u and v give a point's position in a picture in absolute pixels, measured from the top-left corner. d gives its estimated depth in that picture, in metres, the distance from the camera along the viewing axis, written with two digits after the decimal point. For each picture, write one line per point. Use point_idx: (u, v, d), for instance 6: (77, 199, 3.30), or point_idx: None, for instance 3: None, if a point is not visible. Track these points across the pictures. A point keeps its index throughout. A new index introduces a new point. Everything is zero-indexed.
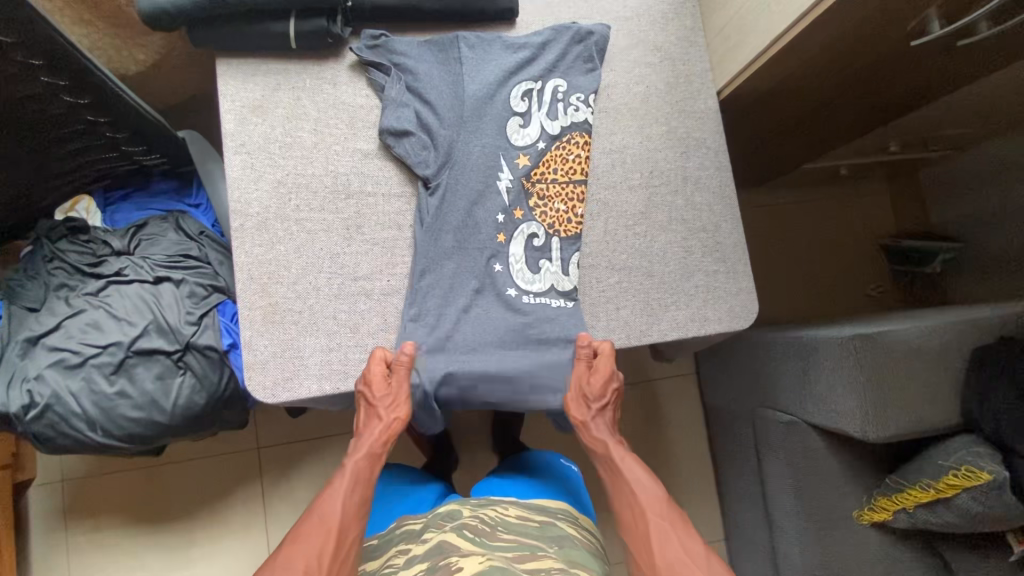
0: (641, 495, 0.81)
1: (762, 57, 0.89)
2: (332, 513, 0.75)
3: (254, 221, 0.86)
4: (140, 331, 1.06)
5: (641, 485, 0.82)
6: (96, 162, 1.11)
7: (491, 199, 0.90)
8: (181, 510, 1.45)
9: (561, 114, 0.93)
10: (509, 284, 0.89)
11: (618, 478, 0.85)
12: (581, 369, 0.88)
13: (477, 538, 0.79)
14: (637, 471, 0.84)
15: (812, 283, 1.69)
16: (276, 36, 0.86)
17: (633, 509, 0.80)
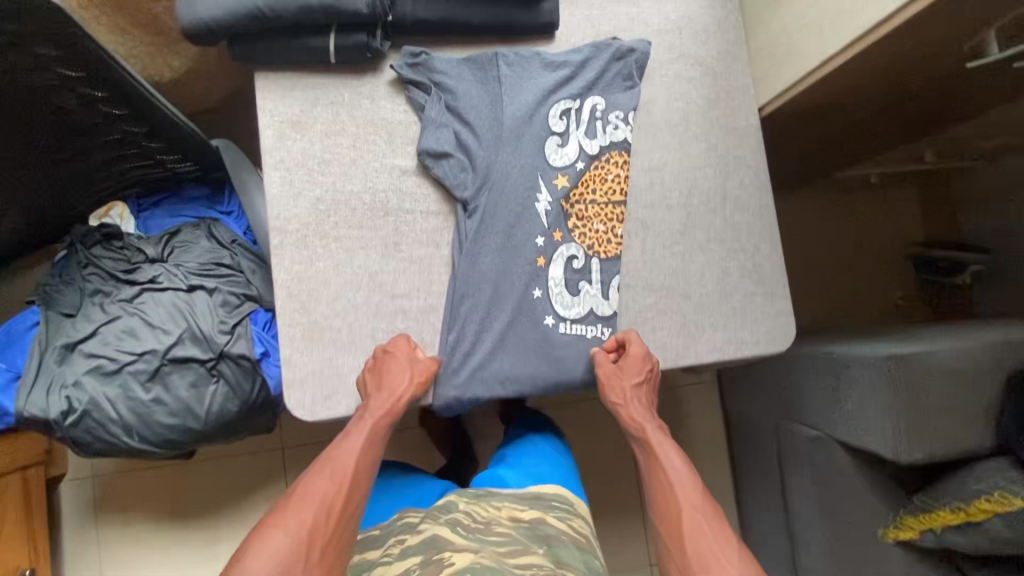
0: (677, 482, 0.80)
1: (807, 79, 0.87)
2: (341, 473, 0.75)
3: (293, 237, 0.86)
4: (174, 339, 1.08)
5: (677, 472, 0.82)
6: (132, 170, 1.12)
7: (529, 222, 0.90)
8: (209, 506, 1.48)
9: (600, 133, 0.93)
10: (548, 312, 0.89)
11: (654, 462, 0.84)
12: (609, 368, 0.87)
13: (471, 534, 0.81)
14: (675, 458, 0.83)
15: (839, 293, 1.66)
16: (316, 50, 0.85)
17: (669, 493, 0.80)
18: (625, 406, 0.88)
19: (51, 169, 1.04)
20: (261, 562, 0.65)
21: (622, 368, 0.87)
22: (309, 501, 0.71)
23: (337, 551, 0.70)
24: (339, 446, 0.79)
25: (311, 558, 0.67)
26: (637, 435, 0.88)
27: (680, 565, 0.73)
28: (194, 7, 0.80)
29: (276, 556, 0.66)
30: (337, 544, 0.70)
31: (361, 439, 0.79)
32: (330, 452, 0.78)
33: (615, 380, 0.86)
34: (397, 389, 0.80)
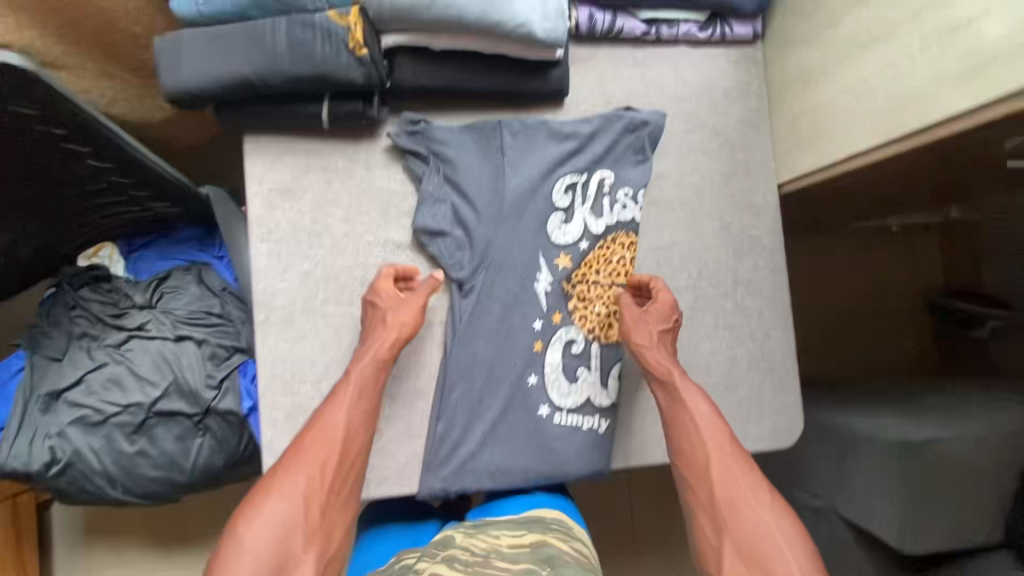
0: (704, 426, 0.75)
1: (831, 170, 0.80)
2: (334, 432, 0.72)
3: (279, 313, 0.82)
4: (160, 392, 1.05)
5: (704, 416, 0.76)
6: (119, 215, 1.08)
7: (528, 305, 0.86)
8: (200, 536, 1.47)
9: (607, 211, 0.87)
10: (542, 401, 0.85)
11: (676, 403, 0.78)
12: (632, 309, 0.83)
13: (470, 568, 0.65)
14: (701, 400, 0.77)
15: (851, 343, 1.61)
16: (308, 118, 0.80)
17: (696, 442, 0.75)
18: (648, 347, 0.81)
19: (30, 216, 0.97)
20: (261, 533, 0.62)
21: (648, 312, 0.83)
22: (304, 462, 0.68)
23: (338, 507, 0.69)
24: (329, 401, 0.75)
25: (313, 519, 0.66)
26: (658, 376, 0.80)
27: (711, 510, 0.70)
28: (179, 74, 0.74)
29: (275, 526, 0.63)
30: (339, 503, 0.69)
31: (352, 390, 0.75)
32: (320, 411, 0.74)
33: (639, 324, 0.82)
34: (395, 330, 0.79)
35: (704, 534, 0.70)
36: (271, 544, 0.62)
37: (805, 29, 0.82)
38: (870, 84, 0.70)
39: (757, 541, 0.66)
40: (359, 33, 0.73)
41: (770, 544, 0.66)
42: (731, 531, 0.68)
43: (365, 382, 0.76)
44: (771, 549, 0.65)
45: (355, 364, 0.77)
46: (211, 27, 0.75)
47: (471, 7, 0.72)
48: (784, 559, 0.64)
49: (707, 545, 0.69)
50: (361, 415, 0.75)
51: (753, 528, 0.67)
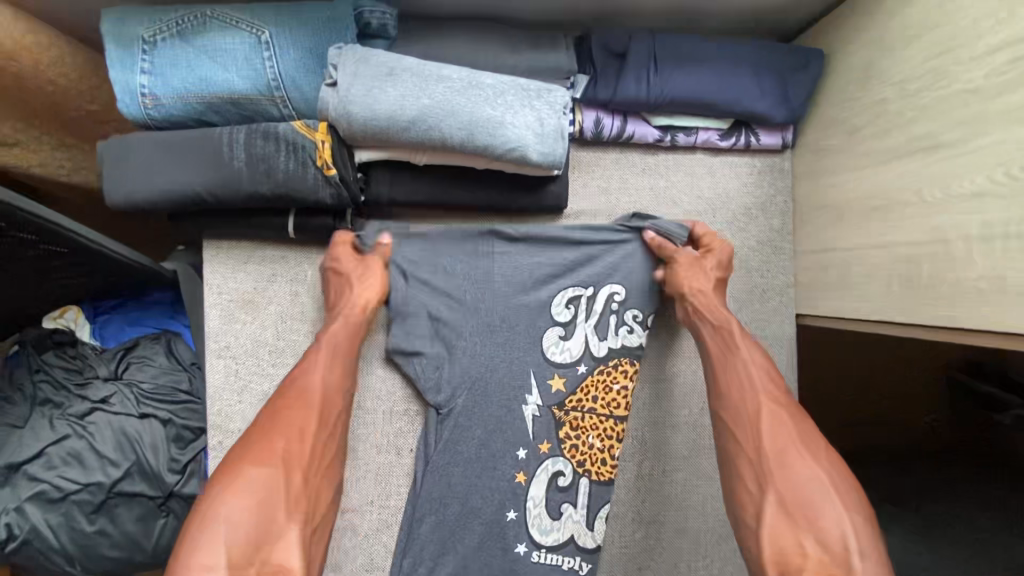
0: (756, 376, 0.65)
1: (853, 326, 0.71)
2: (311, 393, 0.64)
3: (234, 438, 0.75)
4: (122, 473, 0.99)
5: (756, 365, 0.66)
6: (83, 284, 1.01)
7: (512, 431, 0.77)
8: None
9: (611, 334, 0.78)
10: (521, 538, 0.77)
11: (726, 350, 0.68)
12: (688, 257, 0.75)
13: None
14: (756, 350, 0.68)
15: None
16: (272, 228, 0.72)
17: (745, 390, 0.64)
18: (699, 294, 0.73)
19: None
20: (236, 506, 0.55)
21: (704, 260, 0.75)
22: (279, 426, 0.60)
23: (322, 470, 0.62)
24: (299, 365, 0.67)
25: (295, 486, 0.58)
26: (712, 320, 0.71)
27: (753, 461, 0.60)
28: (123, 182, 0.66)
29: (250, 498, 0.55)
30: (321, 466, 0.62)
31: (326, 352, 0.68)
32: (291, 374, 0.67)
33: (692, 271, 0.73)
34: (368, 295, 0.72)
35: (744, 488, 0.60)
36: (249, 517, 0.54)
37: (842, 156, 0.72)
38: (914, 254, 0.60)
39: (807, 494, 0.56)
40: (328, 151, 0.65)
41: (822, 498, 0.55)
42: (776, 484, 0.57)
43: (339, 343, 0.69)
44: (822, 503, 0.55)
45: (326, 329, 0.70)
46: (162, 132, 0.66)
47: (455, 130, 0.63)
48: (837, 515, 0.54)
49: (745, 498, 0.59)
50: (337, 378, 0.67)
51: (802, 479, 0.57)
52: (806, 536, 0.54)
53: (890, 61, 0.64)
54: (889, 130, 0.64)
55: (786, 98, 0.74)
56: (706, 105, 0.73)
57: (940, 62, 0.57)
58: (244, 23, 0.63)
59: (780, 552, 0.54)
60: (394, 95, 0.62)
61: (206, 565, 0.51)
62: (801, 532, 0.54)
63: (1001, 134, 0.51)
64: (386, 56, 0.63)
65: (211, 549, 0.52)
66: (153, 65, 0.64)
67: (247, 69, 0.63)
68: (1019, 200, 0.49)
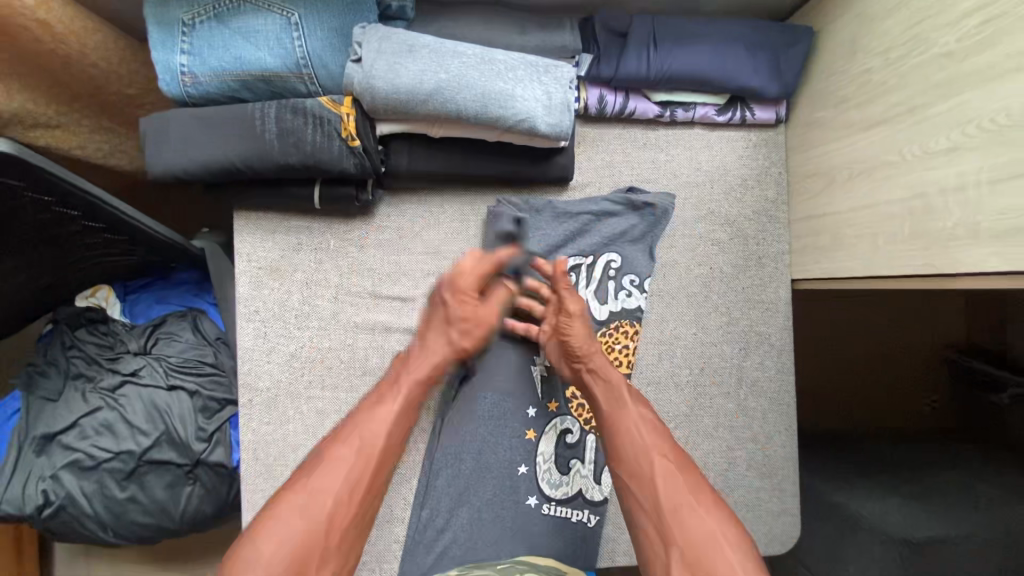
0: (643, 432, 0.65)
1: (845, 285, 0.76)
2: (371, 444, 0.61)
3: (263, 396, 0.80)
4: (151, 442, 1.04)
5: (648, 422, 0.66)
6: (114, 263, 1.07)
7: (523, 389, 0.83)
8: (178, 561, 1.22)
9: (612, 298, 0.84)
10: (531, 492, 0.82)
11: (615, 405, 0.68)
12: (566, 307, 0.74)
13: None
14: (643, 405, 0.68)
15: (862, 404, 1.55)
16: (298, 199, 0.77)
17: (635, 446, 0.64)
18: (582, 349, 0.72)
19: (26, 270, 0.95)
20: (273, 548, 0.53)
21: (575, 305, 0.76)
22: (330, 483, 0.58)
23: (360, 529, 0.59)
24: (367, 407, 0.64)
25: (332, 543, 0.56)
26: (602, 375, 0.71)
27: (654, 521, 0.59)
28: (163, 155, 0.71)
29: (288, 543, 0.54)
30: (361, 527, 0.59)
31: (398, 403, 0.65)
32: (354, 414, 0.64)
33: (577, 330, 0.73)
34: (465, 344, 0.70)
35: (649, 549, 0.59)
36: (283, 562, 0.53)
37: (833, 125, 0.76)
38: (896, 209, 0.65)
39: (704, 549, 0.55)
40: (352, 123, 0.70)
41: (718, 552, 0.55)
42: (678, 541, 0.57)
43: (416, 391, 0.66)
44: (717, 558, 0.55)
45: (406, 371, 0.68)
46: (199, 108, 0.72)
47: (469, 102, 0.68)
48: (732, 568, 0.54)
49: (652, 560, 0.58)
50: (399, 436, 0.64)
51: (699, 533, 0.57)
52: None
53: (873, 34, 0.69)
54: (873, 97, 0.69)
55: (778, 73, 0.79)
56: (702, 81, 0.78)
57: (918, 30, 0.62)
58: (274, 6, 0.68)
59: None
60: (413, 70, 0.67)
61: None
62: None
63: (972, 93, 0.55)
64: (405, 35, 0.68)
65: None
66: (192, 45, 0.69)
67: (277, 48, 0.69)
68: (991, 149, 0.53)
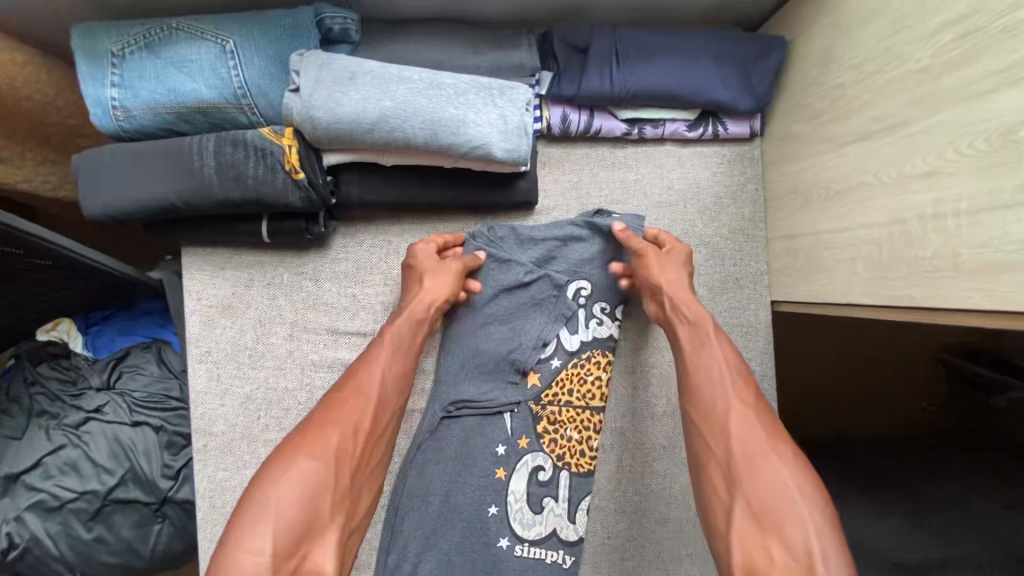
0: (726, 377, 0.63)
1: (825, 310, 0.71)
2: (369, 390, 0.63)
3: (218, 441, 0.77)
4: (116, 481, 1.00)
5: (730, 368, 0.64)
6: (74, 295, 1.03)
7: (492, 425, 0.79)
8: None
9: (582, 328, 0.80)
10: (503, 532, 0.78)
11: (698, 350, 0.66)
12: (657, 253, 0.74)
13: None
14: (728, 350, 0.66)
15: None
16: (246, 234, 0.73)
17: (713, 391, 0.62)
18: (675, 284, 0.72)
19: None
20: (286, 485, 0.52)
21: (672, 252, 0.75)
22: (335, 419, 0.58)
23: (366, 475, 0.59)
24: (366, 360, 0.66)
25: (342, 482, 0.55)
26: (686, 317, 0.69)
27: (723, 465, 0.57)
28: (98, 195, 0.68)
29: (302, 484, 0.52)
30: (370, 466, 0.59)
31: (390, 348, 0.67)
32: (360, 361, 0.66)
33: (663, 265, 0.73)
34: (439, 293, 0.72)
35: (714, 494, 0.57)
36: (298, 497, 0.51)
37: (808, 141, 0.72)
38: (873, 234, 0.61)
39: (776, 498, 0.53)
40: (295, 156, 0.66)
41: (791, 504, 0.52)
42: (747, 489, 0.54)
43: (402, 339, 0.69)
44: (792, 510, 0.52)
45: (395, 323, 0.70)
46: (134, 142, 0.68)
47: (418, 130, 0.64)
48: (806, 520, 0.51)
49: (716, 502, 0.56)
50: (397, 378, 0.66)
51: (774, 481, 0.54)
52: (774, 540, 0.51)
53: (845, 46, 0.65)
54: (849, 113, 0.64)
55: (749, 86, 0.75)
56: (670, 96, 0.74)
57: (892, 43, 0.58)
58: (209, 34, 0.65)
59: (751, 561, 0.51)
60: (356, 98, 0.63)
61: (250, 551, 0.47)
62: (767, 536, 0.51)
63: (948, 113, 0.51)
64: (347, 61, 0.64)
65: (258, 532, 0.48)
66: (123, 78, 0.65)
67: (214, 78, 0.65)
68: (973, 176, 0.49)
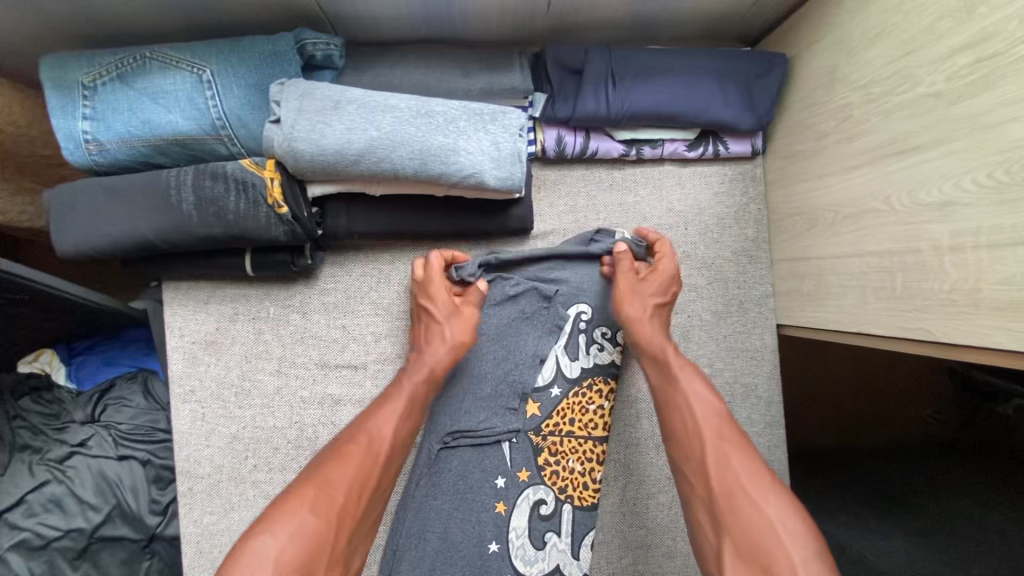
0: (699, 409, 0.60)
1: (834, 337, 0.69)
2: (380, 446, 0.59)
3: (204, 483, 0.73)
4: (104, 517, 0.93)
5: (705, 399, 0.61)
6: (57, 326, 1.00)
7: (491, 457, 0.77)
8: None
9: (583, 355, 0.78)
10: (504, 571, 0.75)
11: (667, 385, 0.64)
12: (627, 279, 0.72)
13: None
14: (699, 380, 0.63)
15: None
16: (229, 268, 0.70)
17: (688, 426, 0.59)
18: (643, 316, 0.70)
19: None
20: (280, 546, 0.47)
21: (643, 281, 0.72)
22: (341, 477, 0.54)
23: (365, 533, 0.54)
24: (373, 410, 0.63)
25: (340, 545, 0.51)
26: (651, 352, 0.68)
27: (708, 506, 0.53)
28: (70, 231, 0.64)
29: (298, 542, 0.48)
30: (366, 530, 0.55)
31: (403, 403, 0.64)
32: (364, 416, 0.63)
33: (627, 293, 0.71)
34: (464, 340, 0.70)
35: (705, 540, 0.53)
36: (293, 560, 0.47)
37: (813, 162, 0.69)
38: (885, 263, 0.58)
39: (761, 539, 0.48)
40: (278, 188, 0.63)
41: (776, 543, 0.48)
42: (731, 531, 0.50)
43: (417, 395, 0.66)
44: (778, 549, 0.47)
45: (409, 375, 0.67)
46: (109, 176, 0.65)
47: (406, 160, 0.61)
48: (794, 561, 0.46)
49: (706, 547, 0.52)
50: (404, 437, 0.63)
51: (754, 519, 0.50)
52: None
53: (851, 65, 0.62)
54: (857, 135, 0.61)
55: (751, 105, 0.72)
56: (669, 117, 0.71)
57: (901, 65, 0.55)
58: (185, 63, 0.62)
59: None
60: (340, 129, 0.60)
61: None
62: None
63: (963, 141, 0.49)
64: (330, 90, 0.61)
65: None
66: (95, 110, 0.62)
67: (191, 109, 0.62)
68: (991, 209, 0.46)
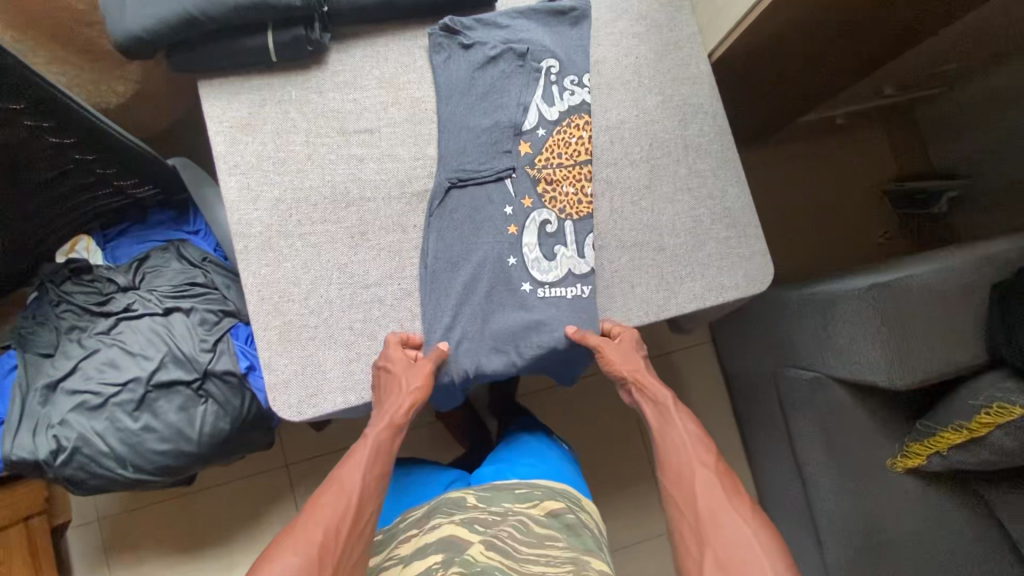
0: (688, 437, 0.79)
1: (735, 32, 0.92)
2: (350, 487, 0.72)
3: (257, 240, 0.85)
4: (156, 363, 1.05)
5: (689, 433, 0.80)
6: (104, 209, 1.12)
7: (496, 191, 0.91)
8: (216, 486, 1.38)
9: (558, 99, 0.93)
10: (524, 278, 0.90)
11: (664, 421, 0.82)
12: (609, 345, 0.86)
13: (488, 531, 0.74)
14: (687, 420, 0.82)
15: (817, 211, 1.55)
16: (256, 51, 0.84)
17: (680, 457, 0.77)
18: (635, 372, 0.86)
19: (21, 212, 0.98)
20: None
21: (619, 343, 0.88)
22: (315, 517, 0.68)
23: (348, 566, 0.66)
24: (345, 461, 0.77)
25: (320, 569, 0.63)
26: (650, 395, 0.86)
27: (693, 525, 0.70)
28: (123, 21, 0.80)
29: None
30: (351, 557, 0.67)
31: (370, 451, 0.77)
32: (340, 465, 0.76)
33: (619, 353, 0.86)
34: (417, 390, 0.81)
35: (688, 553, 0.69)
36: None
37: None
38: None
39: (737, 550, 0.66)
40: None
41: (753, 558, 0.64)
42: (713, 546, 0.67)
43: (382, 443, 0.79)
44: (752, 564, 0.64)
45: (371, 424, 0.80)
46: None
47: None
48: (763, 567, 0.64)
49: (690, 561, 0.68)
50: (373, 478, 0.75)
51: (735, 539, 0.67)
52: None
53: None
54: None
55: None
56: None
57: None
58: None
59: None
60: None
61: None
62: None
63: None
64: None
65: None
66: None
67: None
68: None
